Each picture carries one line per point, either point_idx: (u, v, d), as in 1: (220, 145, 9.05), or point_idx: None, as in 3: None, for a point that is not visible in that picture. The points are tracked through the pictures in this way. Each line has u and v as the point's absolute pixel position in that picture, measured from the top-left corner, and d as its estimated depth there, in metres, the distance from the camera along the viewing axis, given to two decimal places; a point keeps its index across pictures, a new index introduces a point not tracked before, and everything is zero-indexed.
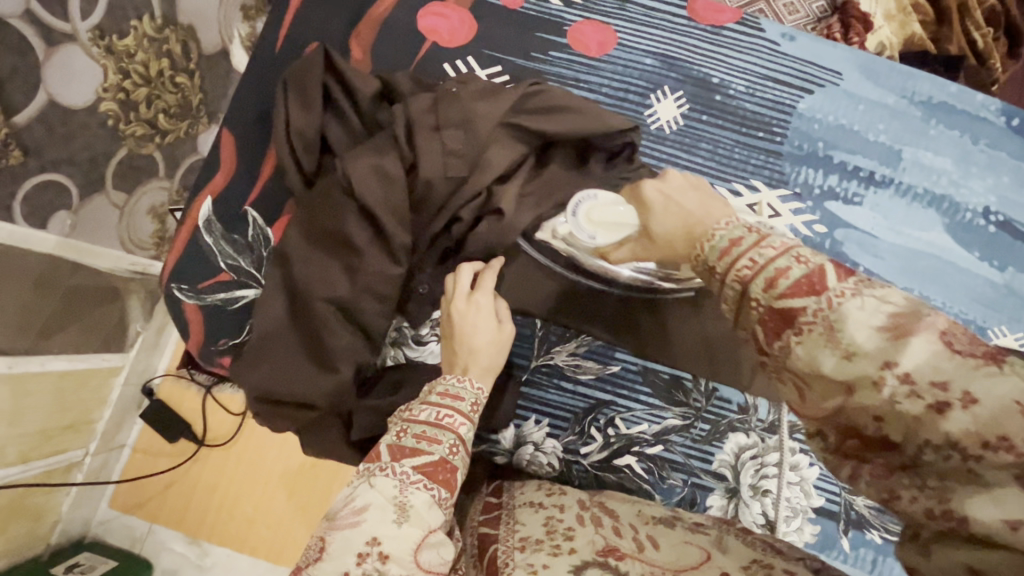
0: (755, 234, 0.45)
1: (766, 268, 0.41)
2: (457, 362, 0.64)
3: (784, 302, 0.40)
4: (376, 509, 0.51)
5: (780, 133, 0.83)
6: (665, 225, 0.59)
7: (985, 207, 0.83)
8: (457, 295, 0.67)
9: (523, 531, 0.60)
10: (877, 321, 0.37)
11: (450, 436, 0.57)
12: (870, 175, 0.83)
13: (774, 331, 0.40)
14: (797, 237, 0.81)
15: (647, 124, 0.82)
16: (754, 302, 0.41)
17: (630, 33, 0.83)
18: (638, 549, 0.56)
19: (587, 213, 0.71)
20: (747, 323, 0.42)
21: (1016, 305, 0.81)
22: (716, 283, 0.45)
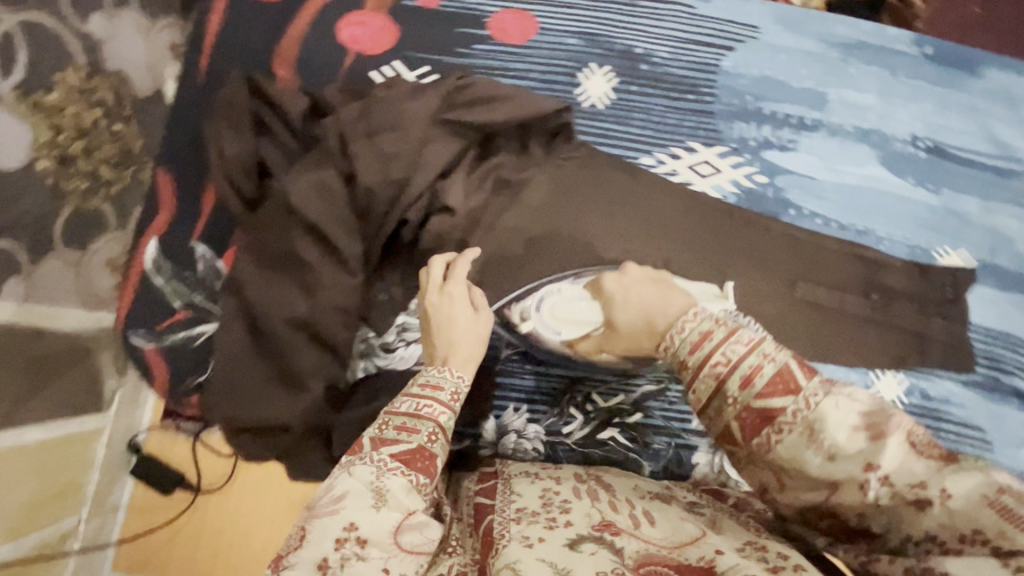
0: (724, 328, 0.50)
1: (740, 366, 0.47)
2: (437, 354, 0.64)
3: (762, 400, 0.45)
4: (354, 496, 0.49)
5: (709, 92, 0.85)
6: (628, 318, 0.68)
7: (913, 134, 0.86)
8: (431, 287, 0.69)
9: (519, 503, 0.61)
10: (853, 421, 0.43)
11: (429, 425, 0.56)
12: (800, 121, 0.85)
13: (754, 426, 0.46)
14: (739, 191, 0.83)
15: (579, 101, 0.83)
16: (730, 399, 0.47)
17: (550, 17, 0.85)
18: (634, 525, 0.56)
19: (551, 308, 0.75)
20: (723, 418, 0.48)
21: (955, 225, 0.85)
22: (688, 377, 0.50)
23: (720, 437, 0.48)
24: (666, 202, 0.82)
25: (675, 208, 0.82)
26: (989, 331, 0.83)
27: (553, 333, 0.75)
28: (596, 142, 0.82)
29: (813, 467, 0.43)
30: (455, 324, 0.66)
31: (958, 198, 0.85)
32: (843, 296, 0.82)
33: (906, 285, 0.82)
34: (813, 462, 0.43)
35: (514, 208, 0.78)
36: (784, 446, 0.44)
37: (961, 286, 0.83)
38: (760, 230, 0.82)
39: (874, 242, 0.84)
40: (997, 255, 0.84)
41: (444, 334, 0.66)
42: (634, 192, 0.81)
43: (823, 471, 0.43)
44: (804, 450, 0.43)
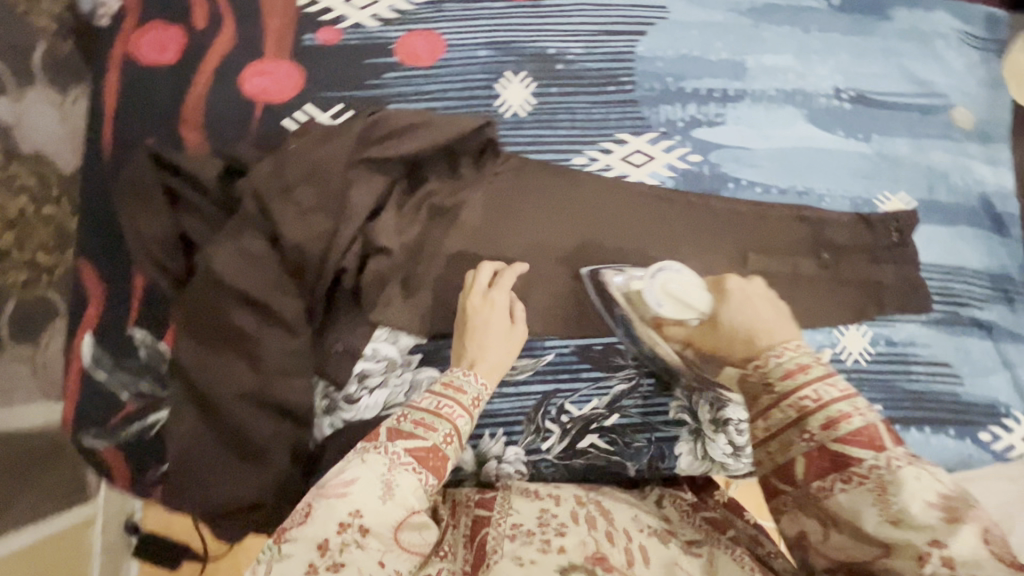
0: (821, 367, 0.60)
1: (830, 409, 0.57)
2: (466, 355, 0.70)
3: (838, 443, 0.56)
4: (365, 482, 0.56)
5: (629, 81, 0.84)
6: (735, 316, 0.73)
7: (835, 87, 0.86)
8: (476, 290, 0.74)
9: (516, 518, 0.66)
10: (930, 497, 0.51)
11: (446, 425, 0.62)
12: (724, 93, 0.85)
13: (821, 471, 0.56)
14: (676, 173, 0.83)
15: (500, 113, 0.81)
16: (808, 434, 0.57)
17: (456, 31, 0.83)
18: (627, 563, 0.60)
19: (665, 282, 0.77)
20: (792, 450, 0.58)
21: (891, 168, 0.86)
22: (768, 402, 0.62)
23: (775, 472, 0.60)
24: (610, 200, 0.81)
25: (624, 208, 0.81)
26: (940, 268, 0.83)
27: (642, 301, 0.76)
28: (525, 151, 0.81)
29: (871, 525, 0.52)
30: (490, 332, 0.71)
31: (889, 142, 0.86)
32: (796, 260, 0.82)
33: (854, 239, 0.83)
34: (871, 519, 0.52)
35: (454, 232, 0.77)
36: (846, 496, 0.54)
37: (906, 228, 0.83)
38: (704, 212, 0.82)
39: (816, 201, 0.84)
40: (935, 192, 0.85)
41: (477, 339, 0.71)
42: (575, 197, 0.81)
43: (881, 530, 0.51)
44: (867, 506, 0.53)
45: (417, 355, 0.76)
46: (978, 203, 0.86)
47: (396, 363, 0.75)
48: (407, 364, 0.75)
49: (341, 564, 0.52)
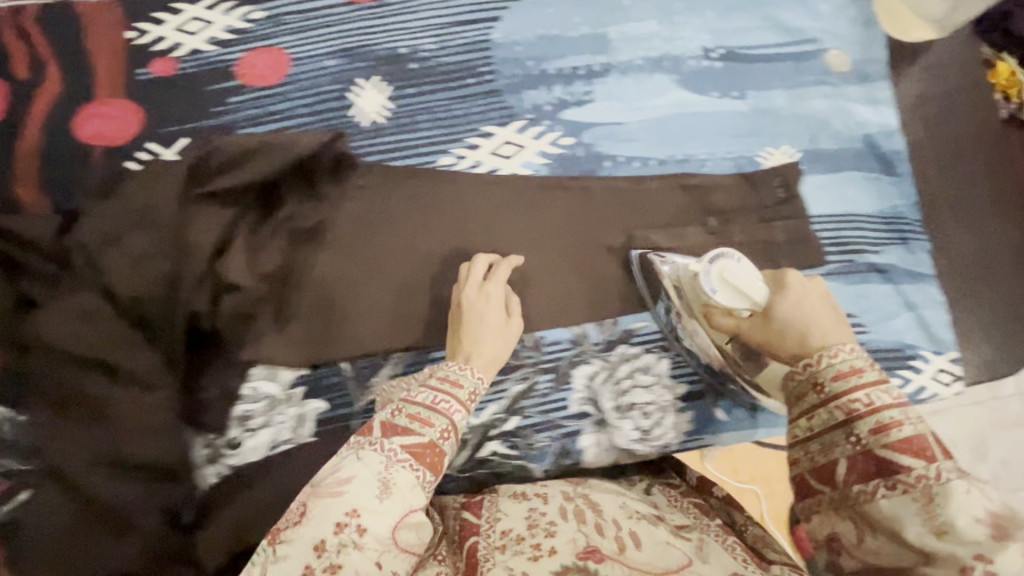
0: (876, 372, 0.53)
1: (881, 413, 0.51)
2: (460, 351, 0.65)
3: (886, 450, 0.49)
4: (361, 481, 0.52)
5: (489, 70, 0.80)
6: (789, 310, 0.62)
7: (703, 48, 0.83)
8: (470, 282, 0.70)
9: (505, 523, 0.60)
10: (979, 513, 0.44)
11: (443, 421, 0.57)
12: (589, 70, 0.82)
13: (864, 474, 0.50)
14: (549, 159, 0.80)
15: (357, 123, 0.78)
16: (854, 437, 0.51)
17: (300, 44, 0.78)
18: (620, 550, 0.54)
19: (720, 269, 0.68)
20: (835, 451, 0.52)
21: (771, 123, 0.83)
22: (814, 402, 0.54)
23: (815, 473, 0.54)
24: (472, 199, 0.78)
25: (479, 200, 0.78)
26: (831, 217, 0.82)
27: (692, 292, 0.72)
28: (387, 159, 0.78)
29: (912, 532, 0.46)
30: (488, 323, 0.67)
31: (766, 96, 0.83)
32: (683, 230, 0.80)
33: (739, 201, 0.81)
34: (913, 528, 0.46)
35: (326, 251, 0.75)
36: (887, 503, 0.48)
37: (792, 182, 0.81)
38: (580, 194, 0.79)
39: (698, 167, 0.81)
40: (818, 141, 0.83)
41: (472, 331, 0.67)
42: (434, 201, 0.78)
43: (921, 539, 0.46)
44: (910, 515, 0.47)
45: (299, 388, 0.73)
46: (863, 145, 0.84)
47: (278, 399, 0.72)
48: (289, 400, 0.72)
49: (338, 566, 0.48)
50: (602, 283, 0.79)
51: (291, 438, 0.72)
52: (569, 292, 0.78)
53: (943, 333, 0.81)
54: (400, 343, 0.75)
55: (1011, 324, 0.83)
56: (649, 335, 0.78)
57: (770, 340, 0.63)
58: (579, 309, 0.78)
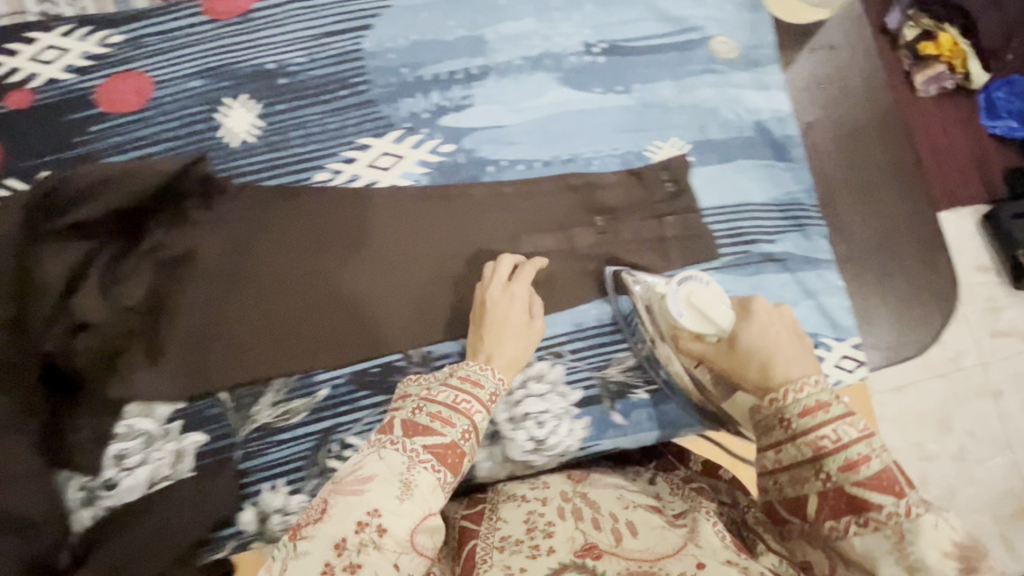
0: (841, 404, 0.51)
1: (848, 450, 0.49)
2: (480, 351, 0.63)
3: (858, 488, 0.48)
4: (380, 482, 0.48)
5: (362, 81, 0.78)
6: (752, 341, 0.57)
7: (584, 42, 0.81)
8: (494, 282, 0.70)
9: (505, 530, 0.58)
10: (945, 546, 0.44)
11: (463, 421, 0.54)
12: (467, 73, 0.79)
13: (835, 511, 0.49)
14: (430, 168, 0.78)
15: (226, 143, 0.76)
16: (824, 475, 0.49)
17: (162, 66, 0.76)
18: (615, 542, 0.53)
19: (687, 294, 0.64)
20: (804, 486, 0.51)
21: (658, 115, 0.81)
22: (780, 438, 0.52)
23: (784, 501, 0.53)
24: (332, 213, 0.76)
25: (341, 215, 0.76)
26: (724, 209, 0.80)
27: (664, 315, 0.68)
28: (260, 180, 0.76)
29: (885, 571, 0.46)
30: (508, 325, 0.65)
31: (651, 89, 0.81)
32: (571, 232, 0.78)
33: (627, 199, 0.79)
34: (886, 567, 0.46)
35: (197, 281, 0.73)
36: (860, 540, 0.47)
37: (680, 175, 0.79)
38: (462, 203, 0.77)
39: (584, 166, 0.79)
40: (708, 131, 0.81)
41: (490, 334, 0.64)
42: (293, 218, 0.75)
43: None
44: (882, 552, 0.46)
45: (177, 422, 0.70)
46: (755, 132, 0.82)
47: (154, 436, 0.70)
48: (166, 435, 0.70)
49: (358, 565, 0.45)
50: None
51: (170, 474, 0.70)
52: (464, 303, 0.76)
53: (845, 319, 0.79)
54: (281, 369, 0.73)
55: (915, 303, 0.83)
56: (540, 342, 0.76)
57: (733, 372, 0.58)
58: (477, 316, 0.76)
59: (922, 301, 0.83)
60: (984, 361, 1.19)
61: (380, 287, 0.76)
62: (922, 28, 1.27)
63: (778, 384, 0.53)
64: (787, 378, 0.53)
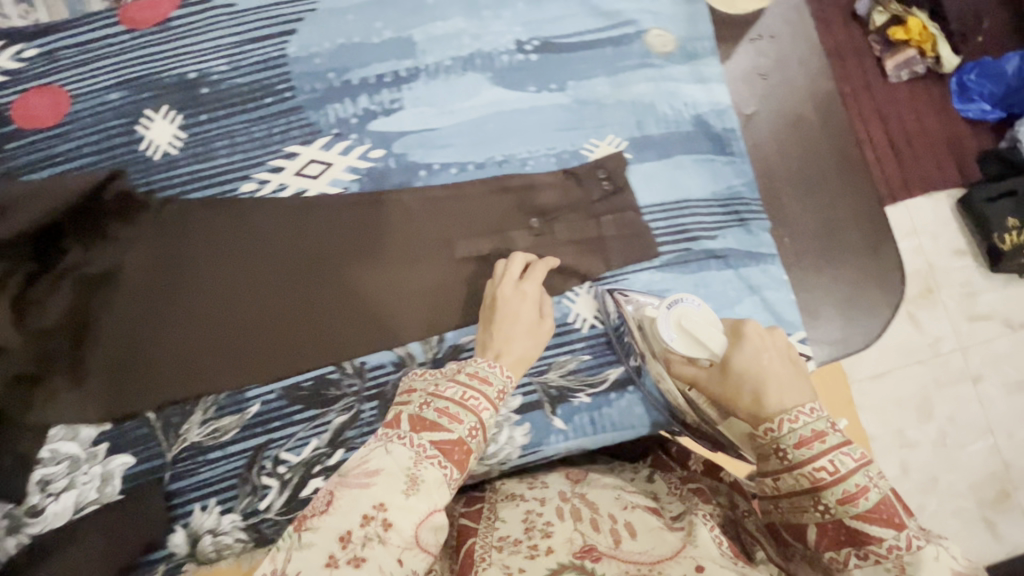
0: (839, 430, 0.47)
1: (846, 481, 0.45)
2: (491, 348, 0.58)
3: (856, 521, 0.44)
4: (389, 475, 0.43)
5: (287, 87, 0.76)
6: (749, 365, 0.53)
7: (516, 40, 0.79)
8: (507, 278, 0.66)
9: (503, 530, 0.56)
10: None
11: (472, 418, 0.48)
12: (395, 76, 0.77)
13: (835, 542, 0.45)
14: (360, 174, 0.76)
15: (149, 156, 0.74)
16: (823, 506, 0.46)
17: (80, 79, 0.74)
18: (615, 544, 0.51)
19: (677, 316, 0.62)
20: (803, 514, 0.47)
21: (593, 113, 0.79)
22: (777, 468, 0.48)
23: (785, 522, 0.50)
24: (258, 222, 0.74)
25: (270, 223, 0.74)
26: (663, 206, 0.78)
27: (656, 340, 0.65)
28: (184, 193, 0.74)
29: None
30: (519, 320, 0.61)
31: (586, 86, 0.80)
32: (506, 236, 0.76)
33: (564, 199, 0.77)
34: None
35: (119, 298, 0.71)
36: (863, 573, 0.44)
37: (617, 173, 0.78)
38: (393, 208, 0.75)
39: (519, 167, 0.77)
40: (645, 127, 0.80)
41: (500, 330, 0.60)
42: (219, 229, 0.73)
43: None
44: None
45: (103, 445, 0.69)
46: (693, 126, 0.81)
47: (80, 459, 0.68)
48: (92, 458, 0.68)
49: (362, 559, 0.40)
50: (456, 295, 0.75)
51: (98, 498, 0.68)
52: (424, 310, 0.74)
53: (789, 313, 0.77)
54: (210, 386, 0.71)
55: (859, 295, 0.82)
56: None
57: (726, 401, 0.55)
58: (437, 319, 0.74)
59: (867, 293, 0.83)
60: (963, 346, 1.19)
61: (339, 295, 0.74)
62: (891, 13, 1.26)
63: (770, 412, 0.49)
64: (783, 409, 0.48)
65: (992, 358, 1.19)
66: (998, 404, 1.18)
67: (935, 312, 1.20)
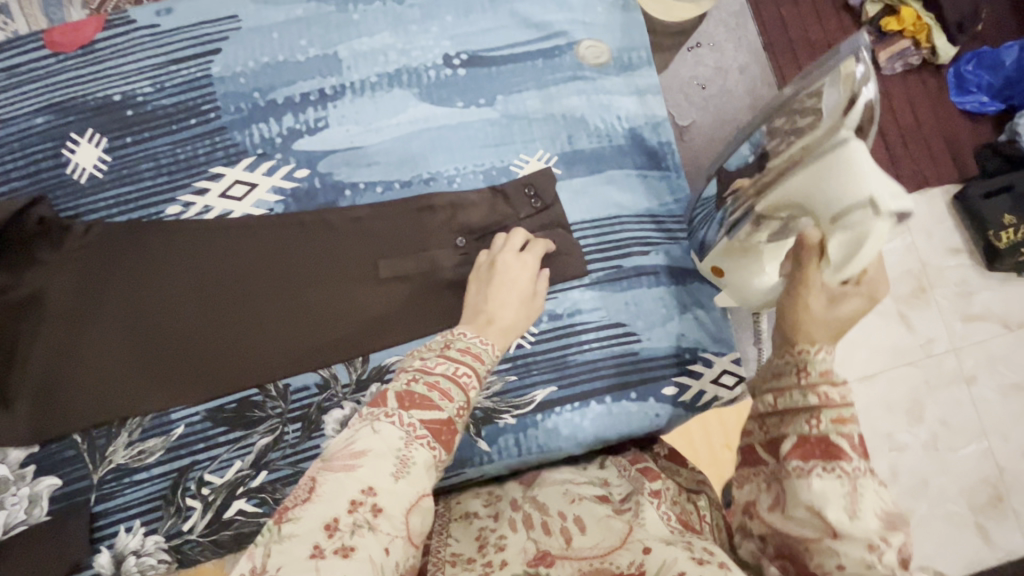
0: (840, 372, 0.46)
1: (841, 404, 0.44)
2: (482, 312, 0.62)
3: (837, 439, 0.43)
4: (376, 457, 0.46)
5: (211, 108, 0.77)
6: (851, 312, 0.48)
7: (443, 55, 0.79)
8: (505, 250, 0.69)
9: (455, 547, 0.57)
10: (881, 508, 0.41)
11: (461, 397, 0.51)
12: (321, 94, 0.77)
13: (805, 454, 0.43)
14: (285, 195, 0.76)
15: (75, 180, 0.76)
16: (815, 420, 0.44)
17: (9, 105, 0.77)
18: (566, 544, 0.52)
19: (867, 218, 0.53)
20: (789, 427, 0.45)
21: (522, 127, 0.78)
22: (791, 382, 0.46)
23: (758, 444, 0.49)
24: (188, 243, 0.74)
25: (202, 244, 0.74)
26: (593, 223, 0.77)
27: (807, 174, 0.57)
28: (111, 216, 0.75)
29: (831, 516, 0.40)
30: (516, 289, 0.65)
31: (515, 100, 0.78)
32: (431, 254, 0.74)
33: (491, 216, 0.75)
34: (835, 512, 0.40)
35: (48, 321, 0.72)
36: (820, 484, 0.41)
37: (545, 190, 0.76)
38: (317, 228, 0.74)
39: (446, 184, 0.76)
40: (575, 141, 0.78)
41: (496, 295, 0.64)
42: (149, 251, 0.73)
43: (842, 521, 0.40)
44: (836, 495, 0.41)
45: (31, 466, 0.70)
46: (626, 140, 0.79)
47: (9, 481, 0.70)
48: (21, 480, 0.70)
49: (351, 549, 0.42)
50: (398, 312, 0.73)
51: (26, 519, 0.69)
52: (375, 331, 0.73)
53: (723, 332, 0.78)
54: (137, 409, 0.71)
55: None
56: None
57: (797, 296, 0.50)
58: (387, 337, 0.73)
59: None
60: (955, 348, 1.25)
61: (295, 313, 0.73)
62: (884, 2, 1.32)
63: (811, 339, 0.47)
64: (812, 341, 0.47)
65: (988, 359, 1.25)
66: (995, 406, 1.23)
67: (928, 314, 1.26)
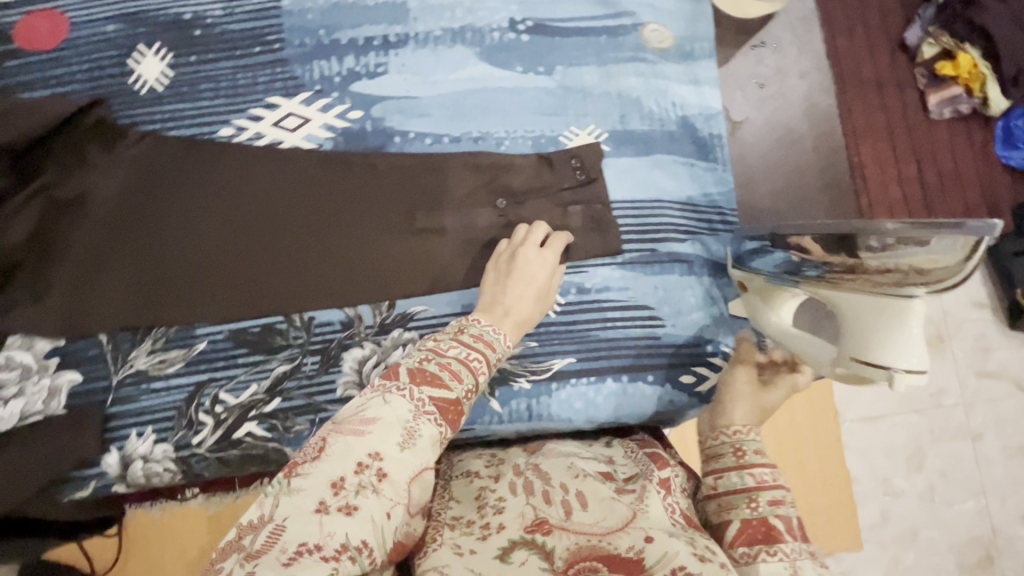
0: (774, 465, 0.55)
1: (774, 490, 0.52)
2: (500, 303, 0.62)
3: (773, 519, 0.50)
4: (386, 425, 0.46)
5: (277, 39, 0.78)
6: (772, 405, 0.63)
7: (510, 19, 0.80)
8: (528, 242, 0.69)
9: (456, 510, 0.57)
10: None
11: (471, 380, 0.52)
12: (385, 40, 0.78)
13: (750, 538, 0.50)
14: (335, 133, 0.77)
15: (135, 90, 0.77)
16: (754, 503, 0.52)
17: (83, 8, 0.79)
18: (564, 515, 0.52)
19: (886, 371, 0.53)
20: (731, 511, 0.52)
21: (577, 101, 0.78)
22: (728, 465, 0.56)
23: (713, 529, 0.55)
24: (234, 166, 0.75)
25: (248, 168, 0.75)
26: (633, 204, 0.77)
27: (864, 300, 0.56)
28: (163, 129, 0.77)
29: None
30: (533, 285, 0.65)
31: (574, 73, 0.79)
32: (468, 213, 0.75)
33: (533, 182, 0.76)
34: None
35: (90, 221, 0.73)
36: (767, 567, 0.47)
37: (590, 164, 0.76)
38: (361, 170, 0.75)
39: (494, 146, 0.77)
40: (627, 121, 0.78)
41: (512, 289, 0.64)
42: (196, 169, 0.75)
43: None
44: None
45: (54, 359, 0.72)
46: (677, 127, 0.79)
47: (31, 370, 0.72)
48: (43, 370, 0.72)
49: (355, 508, 0.43)
50: (428, 264, 0.74)
51: (42, 410, 0.71)
52: (403, 279, 0.74)
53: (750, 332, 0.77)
54: (165, 319, 0.72)
55: None
56: (426, 320, 0.73)
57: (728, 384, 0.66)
58: (415, 286, 0.74)
59: None
60: (966, 402, 1.23)
61: (327, 249, 0.74)
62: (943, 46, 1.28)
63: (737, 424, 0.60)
64: (742, 424, 0.59)
65: (996, 419, 1.23)
66: (997, 467, 1.21)
67: (943, 363, 1.25)
